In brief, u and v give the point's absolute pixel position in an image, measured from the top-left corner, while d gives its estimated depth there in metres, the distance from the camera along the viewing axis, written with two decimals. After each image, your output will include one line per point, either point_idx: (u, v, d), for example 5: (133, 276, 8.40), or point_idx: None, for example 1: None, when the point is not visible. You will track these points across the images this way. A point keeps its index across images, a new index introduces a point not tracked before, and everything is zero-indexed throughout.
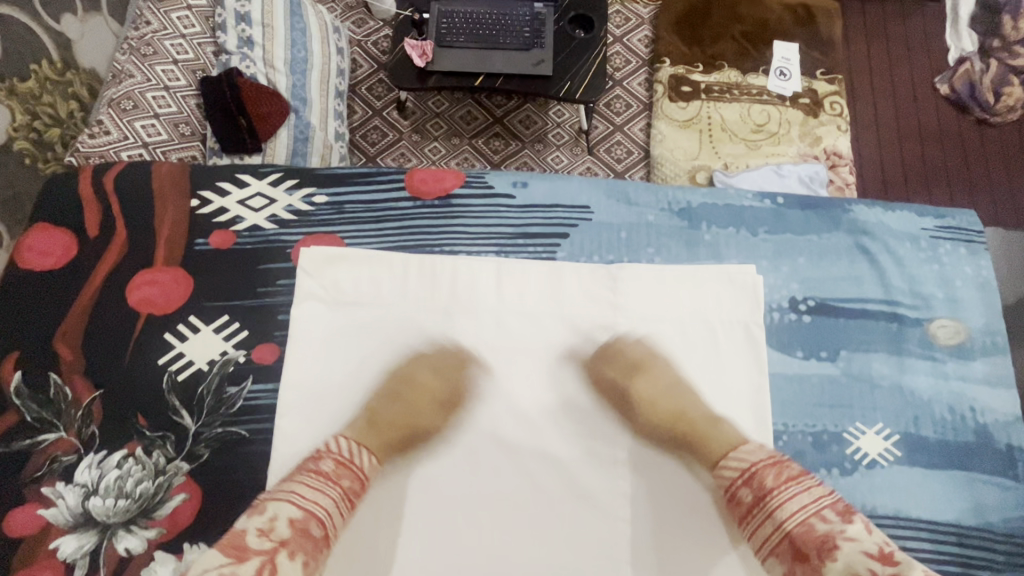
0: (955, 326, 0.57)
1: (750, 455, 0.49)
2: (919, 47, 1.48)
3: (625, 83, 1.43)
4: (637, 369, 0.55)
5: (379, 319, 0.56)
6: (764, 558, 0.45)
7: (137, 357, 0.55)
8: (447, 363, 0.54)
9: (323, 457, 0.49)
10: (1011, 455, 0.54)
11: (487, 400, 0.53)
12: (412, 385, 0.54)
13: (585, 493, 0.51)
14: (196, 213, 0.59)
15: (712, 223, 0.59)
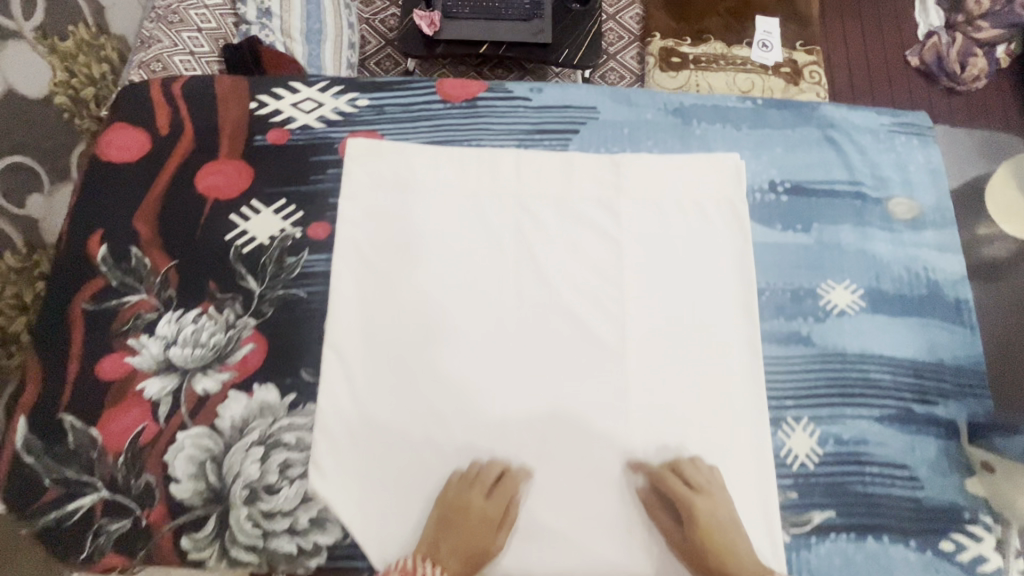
0: (909, 203, 0.67)
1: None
2: (890, 24, 1.60)
3: (619, 57, 1.55)
4: (596, 355, 0.61)
5: (359, 327, 0.61)
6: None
7: (206, 233, 0.63)
8: (421, 368, 0.59)
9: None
10: (958, 306, 0.64)
11: (460, 399, 0.59)
12: (392, 389, 0.59)
13: (564, 453, 0.58)
14: (254, 114, 0.67)
15: (701, 120, 0.68)
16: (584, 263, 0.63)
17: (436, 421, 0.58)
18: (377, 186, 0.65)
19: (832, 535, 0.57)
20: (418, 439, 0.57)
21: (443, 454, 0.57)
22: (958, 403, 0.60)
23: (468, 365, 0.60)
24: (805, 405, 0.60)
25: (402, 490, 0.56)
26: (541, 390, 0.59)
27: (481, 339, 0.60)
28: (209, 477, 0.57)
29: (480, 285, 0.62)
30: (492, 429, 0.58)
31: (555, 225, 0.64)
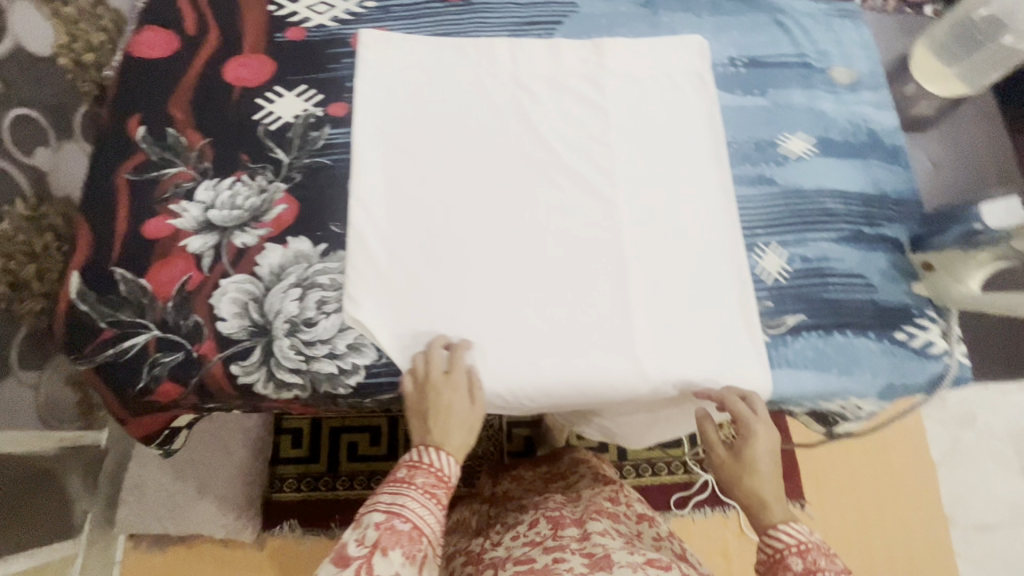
0: (848, 71, 0.78)
1: (800, 530, 0.60)
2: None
3: None
4: (591, 197, 0.69)
5: (379, 182, 0.68)
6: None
7: (236, 114, 0.70)
8: (438, 213, 0.67)
9: (407, 466, 0.61)
10: (894, 150, 0.74)
11: (474, 237, 0.66)
12: (412, 231, 0.66)
13: (568, 278, 0.66)
14: (272, 15, 0.75)
15: (668, 10, 0.79)
16: (574, 134, 0.72)
17: (454, 270, 0.65)
18: (387, 67, 0.72)
19: (804, 333, 0.65)
20: (439, 286, 0.64)
21: (464, 296, 0.64)
22: (900, 226, 0.71)
23: (479, 222, 0.67)
24: (774, 232, 0.69)
25: (431, 328, 0.63)
26: (546, 239, 0.67)
27: (487, 202, 0.68)
28: (252, 315, 0.62)
29: (483, 157, 0.70)
30: (504, 270, 0.65)
31: (546, 104, 0.73)
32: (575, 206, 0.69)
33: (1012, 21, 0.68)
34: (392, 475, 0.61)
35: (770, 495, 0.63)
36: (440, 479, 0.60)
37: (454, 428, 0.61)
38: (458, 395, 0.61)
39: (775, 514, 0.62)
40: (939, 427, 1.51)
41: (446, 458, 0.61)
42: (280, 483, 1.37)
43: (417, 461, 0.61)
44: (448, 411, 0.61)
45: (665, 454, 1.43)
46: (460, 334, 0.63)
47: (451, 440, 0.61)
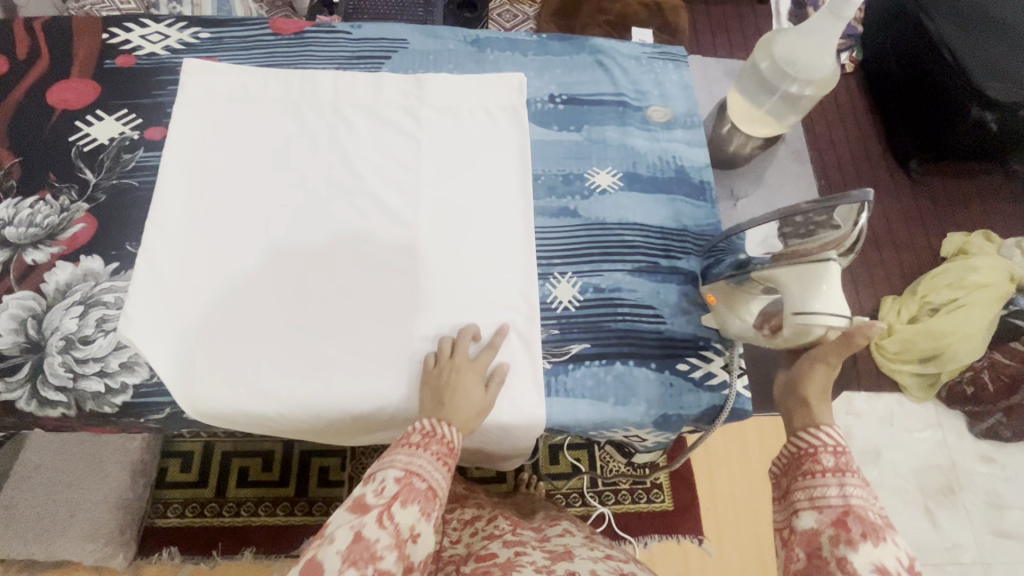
0: (665, 110, 0.81)
1: (836, 433, 0.56)
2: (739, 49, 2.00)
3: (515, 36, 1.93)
4: (394, 221, 0.71)
5: (180, 206, 0.69)
6: (802, 509, 0.54)
7: (51, 135, 0.72)
8: (236, 236, 0.69)
9: (421, 433, 0.59)
10: (701, 186, 0.77)
11: (270, 259, 0.68)
12: (207, 253, 0.67)
13: (360, 300, 0.68)
14: (105, 42, 0.78)
15: (495, 49, 0.83)
16: (387, 165, 0.74)
17: (245, 293, 0.66)
18: (207, 96, 0.75)
19: (586, 361, 0.66)
20: (226, 306, 0.66)
21: (249, 319, 0.65)
22: (698, 259, 0.73)
23: (278, 245, 0.69)
24: (570, 263, 0.71)
25: (207, 348, 0.64)
26: (342, 268, 0.69)
27: (289, 229, 0.70)
28: (29, 332, 0.63)
29: (292, 185, 0.72)
30: (296, 292, 0.67)
31: (362, 137, 0.75)
32: (376, 235, 0.71)
33: (794, 73, 0.71)
34: (407, 435, 0.60)
35: (814, 395, 0.58)
36: (453, 450, 0.59)
37: (466, 408, 0.60)
38: (474, 377, 0.62)
39: (820, 417, 0.57)
40: None
41: (455, 432, 0.59)
42: (163, 508, 1.34)
43: (430, 430, 0.59)
44: (463, 389, 0.60)
45: (554, 486, 1.34)
46: (242, 356, 0.64)
47: (457, 415, 0.59)
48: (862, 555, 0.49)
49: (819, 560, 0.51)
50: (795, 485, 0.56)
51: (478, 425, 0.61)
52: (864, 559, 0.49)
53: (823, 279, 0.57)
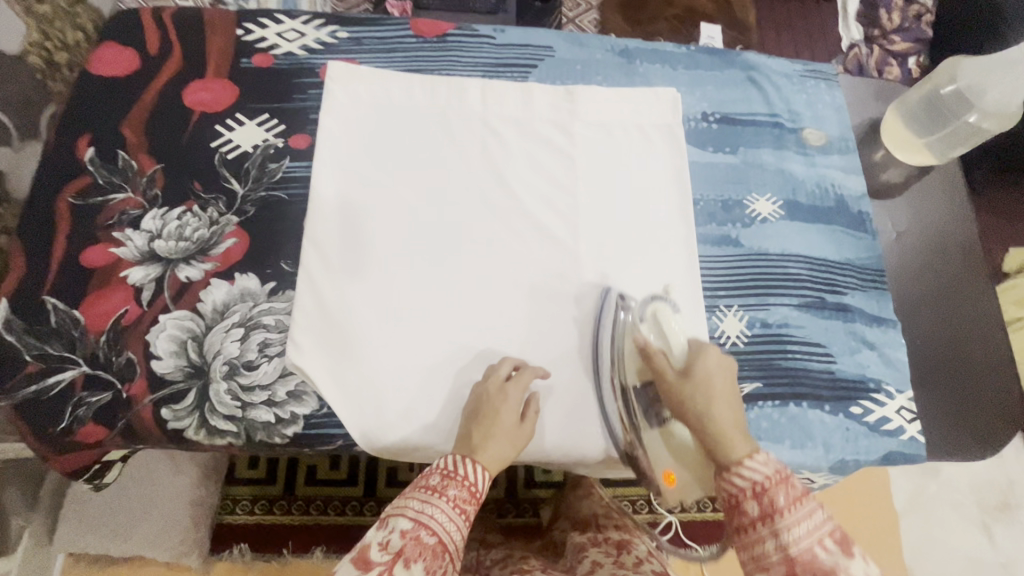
0: (820, 133, 0.78)
1: (756, 470, 0.54)
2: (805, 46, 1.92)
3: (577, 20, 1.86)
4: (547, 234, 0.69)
5: (333, 215, 0.66)
6: (754, 568, 0.54)
7: (193, 141, 0.68)
8: (389, 246, 0.66)
9: (439, 475, 0.57)
10: (861, 217, 0.74)
11: (426, 269, 0.66)
12: (362, 264, 0.65)
13: (520, 314, 0.65)
14: (240, 40, 0.73)
15: (644, 61, 0.79)
16: (540, 184, 0.71)
17: (404, 305, 0.64)
18: (353, 105, 0.71)
19: (759, 403, 0.64)
20: (387, 319, 0.63)
21: (412, 333, 0.63)
22: (863, 294, 0.70)
23: (432, 255, 0.67)
24: (735, 295, 0.69)
25: (373, 365, 0.61)
26: (500, 294, 0.66)
27: (440, 242, 0.67)
28: (190, 355, 0.60)
29: (444, 203, 0.69)
30: (455, 304, 0.65)
31: (513, 154, 0.72)
32: (532, 247, 0.68)
33: (978, 101, 0.69)
34: (423, 480, 0.58)
35: (729, 427, 0.56)
36: (472, 495, 0.57)
37: (499, 440, 0.59)
38: (510, 405, 0.60)
39: (740, 448, 0.55)
40: (902, 475, 1.51)
41: (482, 473, 0.58)
42: (233, 505, 1.33)
43: (452, 471, 0.57)
44: (496, 419, 0.59)
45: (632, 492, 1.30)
46: (407, 373, 0.62)
47: (487, 451, 0.58)
48: None
49: None
50: (739, 547, 0.55)
51: (510, 457, 0.59)
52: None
53: (662, 324, 0.63)
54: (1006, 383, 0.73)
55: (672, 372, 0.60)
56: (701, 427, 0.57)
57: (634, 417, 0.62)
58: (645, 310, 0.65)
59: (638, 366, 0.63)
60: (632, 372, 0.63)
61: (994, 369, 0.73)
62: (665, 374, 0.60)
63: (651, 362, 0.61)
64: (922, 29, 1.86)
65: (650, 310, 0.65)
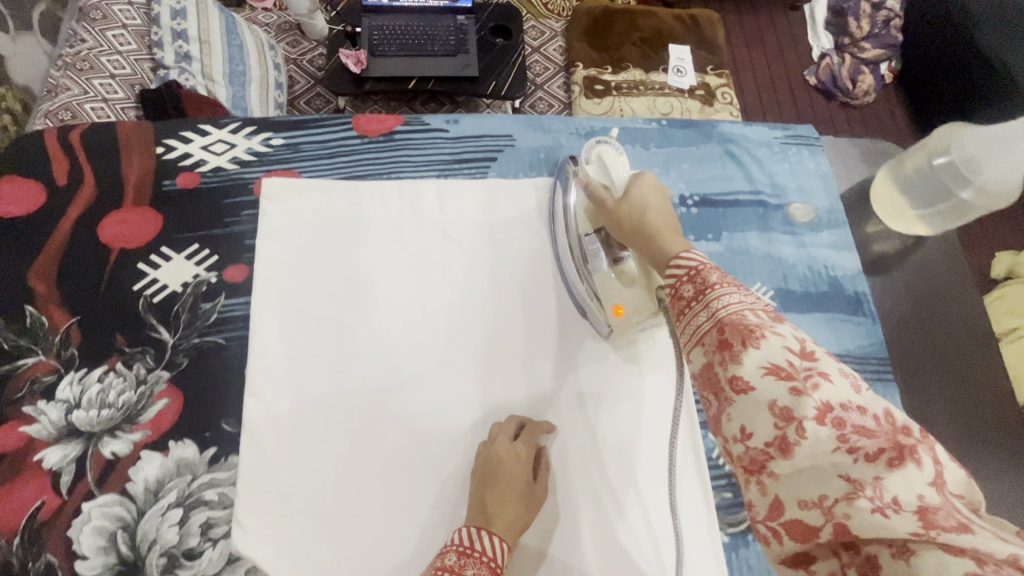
0: (807, 207, 0.72)
1: (693, 257, 0.46)
2: (775, 57, 1.86)
3: (542, 51, 1.75)
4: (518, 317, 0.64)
5: (278, 353, 0.59)
6: (691, 349, 0.42)
7: (112, 284, 0.60)
8: (346, 351, 0.60)
9: (456, 552, 0.49)
10: (858, 299, 0.68)
11: (390, 368, 0.60)
12: (317, 382, 0.59)
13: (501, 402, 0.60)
14: (161, 159, 0.65)
15: (612, 142, 0.72)
16: (510, 279, 0.65)
17: (371, 411, 0.58)
18: (291, 225, 0.64)
19: None
20: (355, 431, 0.57)
21: (387, 442, 0.57)
22: (869, 390, 0.65)
23: (396, 346, 0.61)
24: None
25: (347, 488, 0.55)
26: (490, 386, 0.61)
27: (402, 329, 0.62)
28: (121, 549, 0.52)
29: (424, 289, 0.64)
30: (427, 400, 0.59)
31: (489, 238, 0.66)
32: (503, 330, 0.63)
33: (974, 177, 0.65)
34: (438, 561, 0.49)
35: (660, 226, 0.51)
36: (493, 573, 0.49)
37: (513, 503, 0.53)
38: (521, 467, 0.55)
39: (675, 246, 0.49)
40: None
41: (500, 545, 0.50)
42: None
43: (468, 547, 0.50)
44: (506, 482, 0.54)
45: None
46: (387, 488, 0.56)
47: (501, 520, 0.52)
48: (751, 363, 0.37)
49: (719, 395, 0.39)
50: (679, 338, 0.44)
51: (527, 522, 0.53)
52: (754, 363, 0.37)
53: (606, 164, 0.60)
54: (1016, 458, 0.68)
55: (610, 198, 0.57)
56: (640, 228, 0.52)
57: (588, 263, 0.60)
58: (591, 155, 0.62)
59: (589, 212, 0.61)
60: (585, 221, 0.61)
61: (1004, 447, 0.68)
62: (606, 204, 0.57)
63: (593, 197, 0.58)
64: (893, 35, 1.82)
65: (595, 154, 0.61)
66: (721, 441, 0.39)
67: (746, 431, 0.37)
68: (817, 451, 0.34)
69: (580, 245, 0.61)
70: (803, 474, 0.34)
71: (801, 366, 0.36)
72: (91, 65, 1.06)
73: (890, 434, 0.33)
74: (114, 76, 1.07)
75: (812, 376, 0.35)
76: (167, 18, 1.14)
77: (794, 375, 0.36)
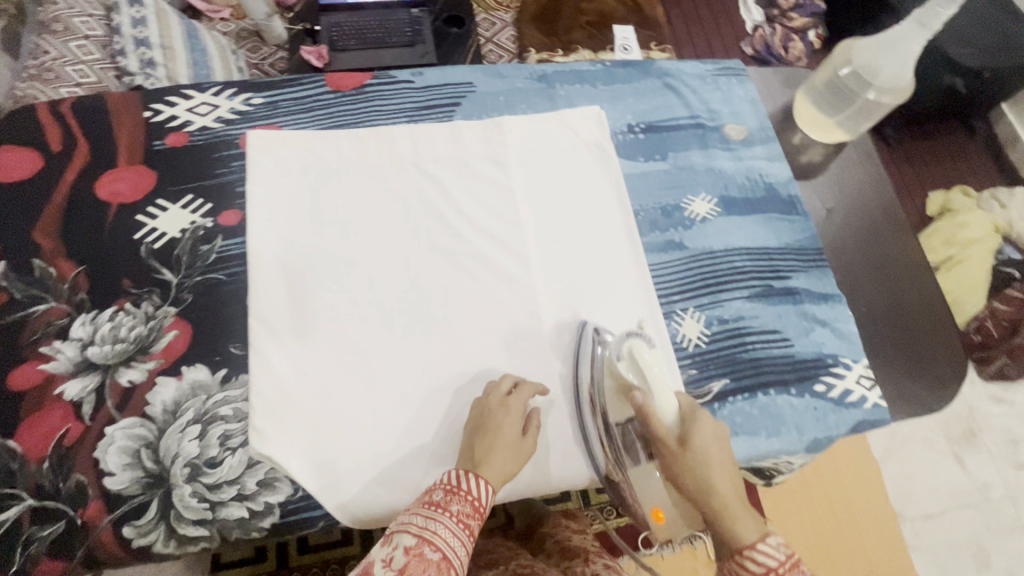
0: (740, 127, 0.81)
1: (769, 554, 0.50)
2: (713, 32, 1.99)
3: (495, 40, 1.88)
4: (494, 244, 0.70)
5: (276, 287, 0.64)
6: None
7: (114, 234, 0.65)
8: (338, 289, 0.65)
9: (443, 490, 0.55)
10: (791, 201, 0.78)
11: (381, 302, 0.65)
12: (315, 317, 0.63)
13: (485, 319, 0.66)
14: (149, 122, 0.70)
15: (563, 84, 0.80)
16: (483, 211, 0.71)
17: (367, 341, 0.63)
18: (279, 171, 0.69)
19: (730, 399, 0.65)
20: (355, 356, 0.62)
21: (384, 364, 0.63)
22: (807, 275, 0.73)
23: (385, 283, 0.66)
24: (689, 297, 0.70)
25: (351, 406, 0.60)
26: (480, 325, 0.66)
27: (389, 269, 0.67)
28: (146, 464, 0.56)
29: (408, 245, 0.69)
30: (419, 325, 0.65)
31: (463, 189, 0.72)
32: (482, 258, 0.69)
33: (874, 79, 0.74)
34: (426, 497, 0.55)
35: (729, 502, 0.53)
36: (476, 509, 0.55)
37: (502, 453, 0.58)
38: (512, 420, 0.59)
39: (745, 531, 0.52)
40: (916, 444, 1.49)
41: (484, 486, 0.55)
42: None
43: (455, 486, 0.55)
44: (499, 434, 0.58)
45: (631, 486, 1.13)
46: (389, 403, 0.61)
47: (491, 466, 0.57)
48: None
49: None
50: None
51: (513, 474, 0.58)
52: None
53: (639, 363, 0.59)
54: (946, 329, 0.76)
55: (669, 437, 0.56)
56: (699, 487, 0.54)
57: (621, 451, 0.61)
58: (623, 349, 0.61)
59: (620, 402, 0.61)
60: (615, 409, 0.61)
61: (932, 324, 0.76)
62: (662, 440, 0.56)
63: (638, 407, 0.57)
64: (816, 4, 1.98)
65: (627, 350, 0.60)
66: None
67: None
68: None
69: (609, 430, 0.61)
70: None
71: None
72: (58, 75, 1.05)
73: None
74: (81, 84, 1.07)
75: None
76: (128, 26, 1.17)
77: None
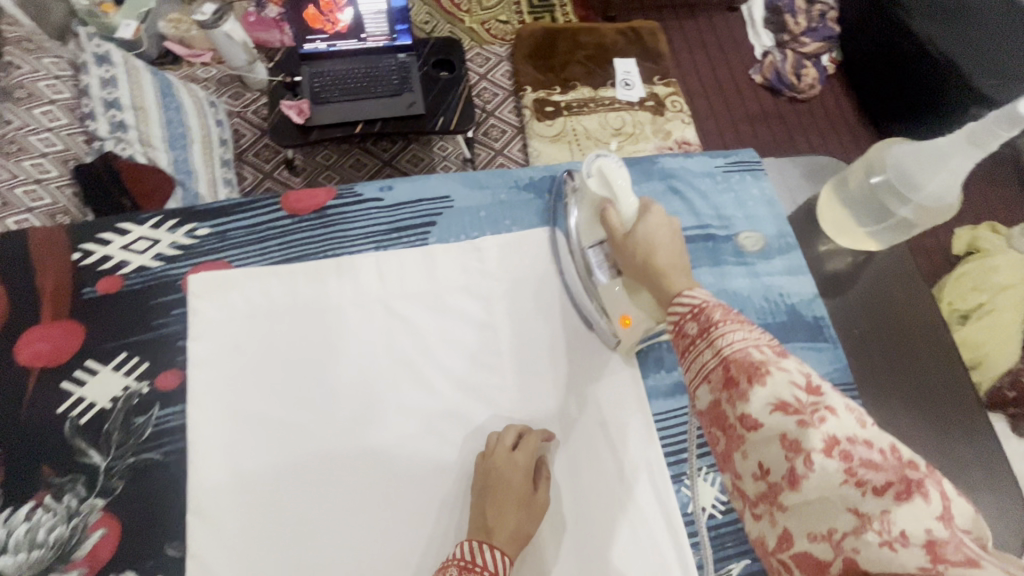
0: (756, 235, 0.71)
1: (693, 296, 0.48)
2: (720, 60, 1.87)
3: (489, 77, 1.75)
4: (451, 345, 0.62)
5: (215, 444, 0.56)
6: (697, 386, 0.44)
7: (35, 409, 0.56)
8: (276, 405, 0.58)
9: (458, 567, 0.50)
10: (818, 324, 0.67)
11: (321, 404, 0.59)
12: (248, 428, 0.57)
13: (441, 430, 0.59)
14: (79, 265, 0.62)
15: (552, 191, 0.71)
16: (447, 312, 0.64)
17: (303, 453, 0.57)
18: (226, 321, 0.60)
19: None
20: (290, 476, 0.56)
21: (322, 484, 0.56)
22: None
23: (329, 390, 0.59)
24: (702, 455, 0.61)
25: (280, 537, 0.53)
26: (435, 438, 0.59)
27: (334, 373, 0.60)
28: None
29: (360, 348, 0.61)
30: (365, 438, 0.58)
31: (438, 313, 0.64)
32: (441, 359, 0.62)
33: (911, 194, 0.64)
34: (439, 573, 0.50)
35: (667, 267, 0.52)
36: None
37: (514, 515, 0.54)
38: (520, 475, 0.55)
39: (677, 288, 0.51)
40: None
41: (500, 558, 0.51)
42: None
43: (470, 562, 0.50)
44: (507, 493, 0.54)
45: None
46: (326, 528, 0.54)
47: (503, 533, 0.53)
48: (758, 403, 0.39)
49: (730, 433, 0.41)
50: (684, 373, 0.46)
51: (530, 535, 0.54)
52: (760, 402, 0.39)
53: (607, 176, 0.58)
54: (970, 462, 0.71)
55: (618, 229, 0.57)
56: (646, 269, 0.54)
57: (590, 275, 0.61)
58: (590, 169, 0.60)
59: (589, 224, 0.62)
60: (587, 234, 0.62)
61: (960, 455, 0.71)
62: (616, 232, 0.57)
63: (604, 218, 0.58)
64: (830, 27, 1.85)
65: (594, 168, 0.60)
66: (733, 480, 0.41)
67: (765, 468, 0.38)
68: (825, 485, 0.35)
69: (583, 256, 0.62)
70: (812, 509, 0.36)
71: (808, 401, 0.38)
72: (20, 147, 0.92)
73: (896, 468, 0.34)
74: (48, 155, 0.95)
75: (819, 411, 0.37)
76: (97, 88, 1.08)
77: (802, 410, 0.37)
